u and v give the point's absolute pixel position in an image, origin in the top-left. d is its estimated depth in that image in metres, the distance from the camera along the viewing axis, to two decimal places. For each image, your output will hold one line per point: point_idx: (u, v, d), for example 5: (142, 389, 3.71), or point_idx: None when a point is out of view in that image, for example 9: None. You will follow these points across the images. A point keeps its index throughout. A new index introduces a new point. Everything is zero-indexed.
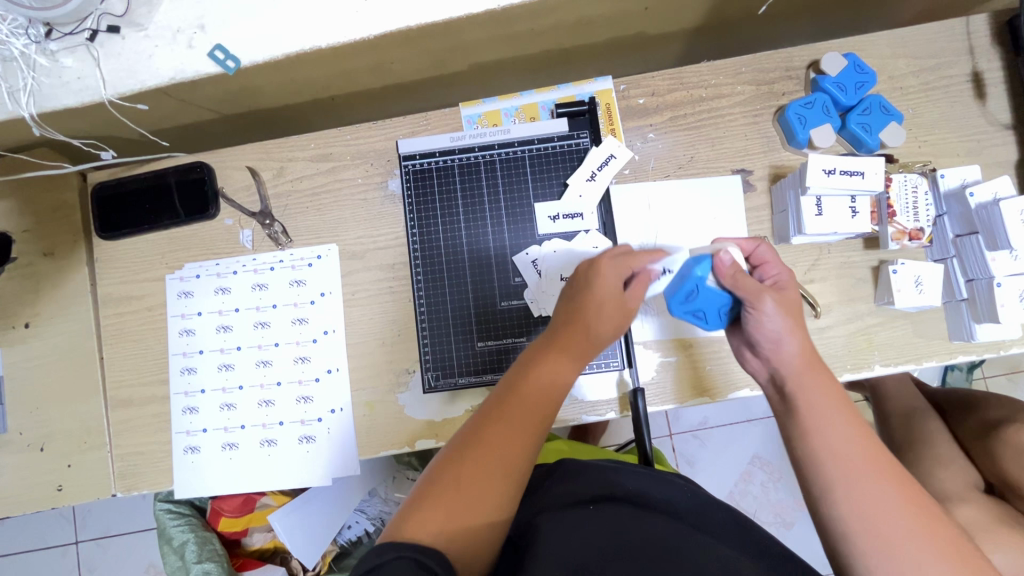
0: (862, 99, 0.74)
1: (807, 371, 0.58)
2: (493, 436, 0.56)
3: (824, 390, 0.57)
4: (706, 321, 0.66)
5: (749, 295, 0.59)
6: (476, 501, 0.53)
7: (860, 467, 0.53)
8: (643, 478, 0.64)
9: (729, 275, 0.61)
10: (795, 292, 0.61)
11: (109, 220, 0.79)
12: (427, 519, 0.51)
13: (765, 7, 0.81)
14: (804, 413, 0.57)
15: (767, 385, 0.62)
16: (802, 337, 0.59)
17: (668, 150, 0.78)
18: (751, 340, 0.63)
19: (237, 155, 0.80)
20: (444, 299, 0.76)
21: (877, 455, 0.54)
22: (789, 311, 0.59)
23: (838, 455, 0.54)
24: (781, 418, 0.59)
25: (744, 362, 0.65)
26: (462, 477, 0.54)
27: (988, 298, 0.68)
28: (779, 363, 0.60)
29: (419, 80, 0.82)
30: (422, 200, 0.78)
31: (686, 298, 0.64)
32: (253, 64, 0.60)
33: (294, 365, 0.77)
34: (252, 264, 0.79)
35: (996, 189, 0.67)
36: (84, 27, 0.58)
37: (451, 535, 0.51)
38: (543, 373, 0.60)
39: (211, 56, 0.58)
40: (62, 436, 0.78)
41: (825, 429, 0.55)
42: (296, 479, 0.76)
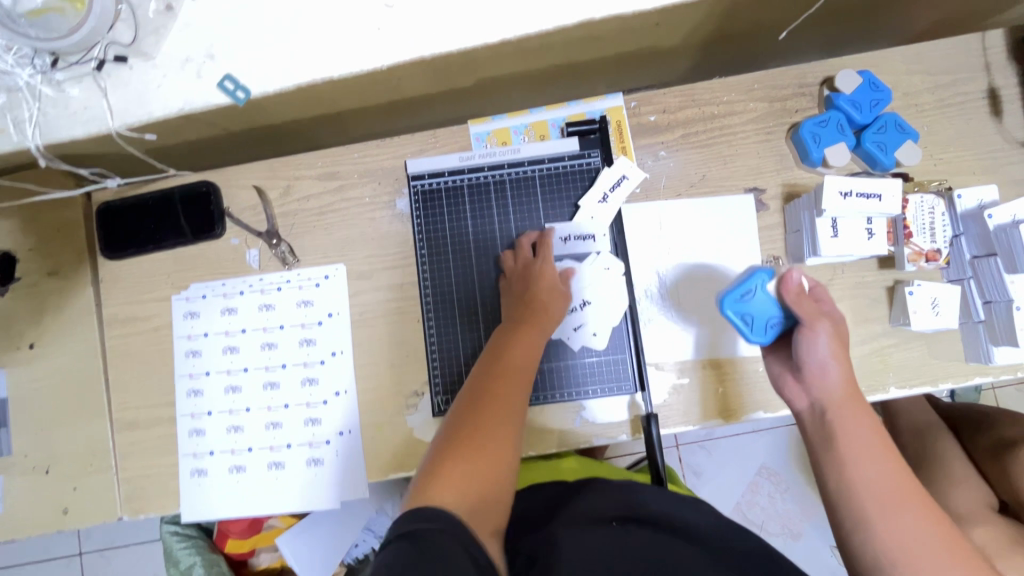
0: (877, 117, 0.73)
1: (848, 399, 0.59)
2: (490, 408, 0.59)
3: (864, 420, 0.58)
4: (751, 329, 0.63)
5: (807, 316, 0.61)
6: (488, 466, 0.55)
7: (896, 499, 0.54)
8: (667, 498, 0.64)
9: (793, 294, 0.62)
10: (843, 326, 0.64)
11: (114, 240, 0.79)
12: (445, 488, 0.52)
13: (786, 33, 0.86)
14: (843, 440, 0.57)
15: (803, 414, 0.62)
16: (847, 369, 0.61)
17: (679, 168, 0.77)
18: (793, 366, 0.64)
19: (243, 174, 0.79)
20: (453, 320, 0.75)
21: (908, 488, 0.55)
22: (839, 341, 0.62)
23: (870, 487, 0.55)
24: (815, 443, 0.60)
25: (781, 390, 0.65)
26: (467, 449, 0.56)
27: (1007, 321, 0.67)
28: (823, 391, 0.60)
29: (426, 96, 0.81)
30: (430, 220, 0.77)
31: (741, 296, 0.63)
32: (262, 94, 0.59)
33: (302, 387, 0.76)
34: (259, 285, 0.78)
35: (1015, 211, 0.66)
36: (90, 56, 0.57)
37: (472, 497, 0.53)
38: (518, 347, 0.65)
39: (220, 86, 0.57)
40: (66, 458, 0.77)
41: (862, 459, 0.56)
42: (304, 502, 0.75)
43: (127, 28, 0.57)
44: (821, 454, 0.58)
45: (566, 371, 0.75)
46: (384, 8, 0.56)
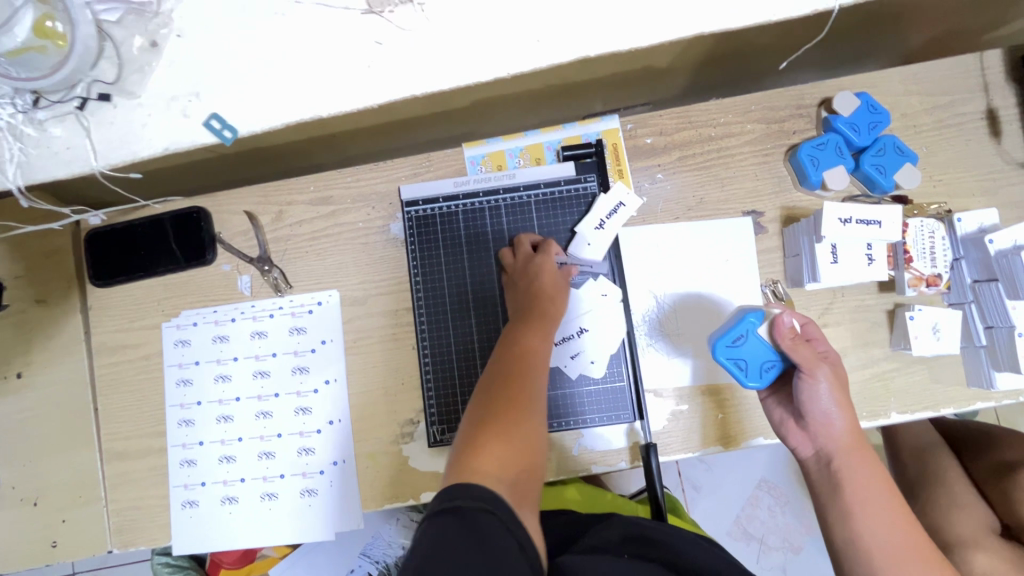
0: (876, 139, 0.72)
1: (854, 449, 0.59)
2: (514, 389, 0.59)
3: (869, 470, 0.59)
4: (745, 374, 0.62)
5: (806, 364, 0.59)
6: (519, 446, 0.55)
7: (905, 557, 0.55)
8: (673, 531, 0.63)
9: (788, 339, 0.61)
10: (841, 367, 0.63)
11: (103, 268, 0.77)
12: (482, 467, 0.52)
13: (786, 63, 0.90)
14: (853, 490, 0.58)
15: (807, 460, 0.62)
16: (850, 415, 0.60)
17: (676, 191, 0.76)
18: (796, 412, 0.63)
19: (234, 199, 0.78)
20: (449, 348, 0.74)
21: (916, 545, 0.56)
22: (839, 387, 0.60)
23: (880, 549, 0.56)
24: (822, 492, 0.60)
25: (783, 434, 0.64)
26: (496, 431, 0.56)
27: (1008, 347, 0.66)
28: (828, 439, 0.60)
29: (420, 117, 0.79)
30: (425, 246, 0.76)
31: (733, 341, 0.62)
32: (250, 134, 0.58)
33: (295, 416, 0.75)
34: (250, 311, 0.77)
35: (1016, 236, 0.66)
36: (74, 94, 0.56)
37: (509, 474, 0.52)
38: (533, 335, 0.66)
39: (207, 125, 0.56)
40: (54, 490, 0.76)
41: (870, 516, 0.57)
42: (297, 534, 0.74)
43: (111, 66, 0.56)
44: (830, 508, 0.59)
45: (563, 399, 0.74)
46: (374, 45, 0.55)
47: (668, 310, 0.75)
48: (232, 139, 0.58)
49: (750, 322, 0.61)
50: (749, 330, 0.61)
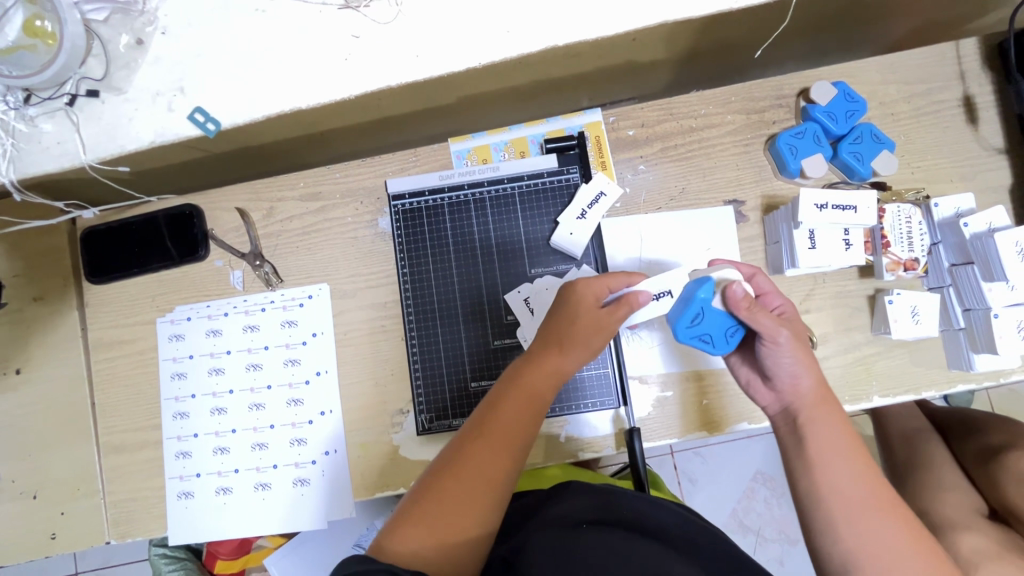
0: (853, 127, 0.74)
1: (819, 405, 0.61)
2: (482, 456, 0.59)
3: (833, 426, 0.60)
4: (712, 345, 0.64)
5: (767, 331, 0.60)
6: (464, 516, 0.56)
7: (864, 506, 0.56)
8: (641, 502, 0.64)
9: (745, 307, 0.60)
10: (800, 323, 0.64)
11: (100, 266, 0.79)
12: (411, 534, 0.55)
13: (760, 52, 0.90)
14: (816, 445, 0.59)
15: (776, 417, 0.64)
16: (816, 372, 0.62)
17: (659, 182, 0.77)
18: (763, 372, 0.65)
19: (226, 197, 0.79)
20: (436, 338, 0.76)
21: (880, 491, 0.57)
22: (803, 347, 0.61)
23: (839, 493, 0.57)
24: (788, 448, 0.62)
25: (751, 392, 0.67)
26: (446, 490, 0.57)
27: (986, 328, 0.67)
28: (794, 397, 0.62)
29: (407, 114, 0.81)
30: (412, 239, 0.77)
31: (692, 321, 0.63)
32: (234, 125, 0.59)
33: (287, 407, 0.77)
34: (243, 306, 0.78)
35: (990, 219, 0.67)
36: (63, 91, 0.58)
37: (435, 547, 0.55)
38: (529, 380, 0.62)
39: (190, 118, 0.58)
40: (53, 483, 0.77)
41: (831, 463, 0.58)
42: (290, 522, 0.75)
43: (99, 63, 0.58)
44: (793, 460, 0.60)
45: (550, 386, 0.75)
46: (352, 38, 0.57)
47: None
48: (216, 132, 0.60)
49: (702, 299, 0.61)
50: (704, 307, 0.62)
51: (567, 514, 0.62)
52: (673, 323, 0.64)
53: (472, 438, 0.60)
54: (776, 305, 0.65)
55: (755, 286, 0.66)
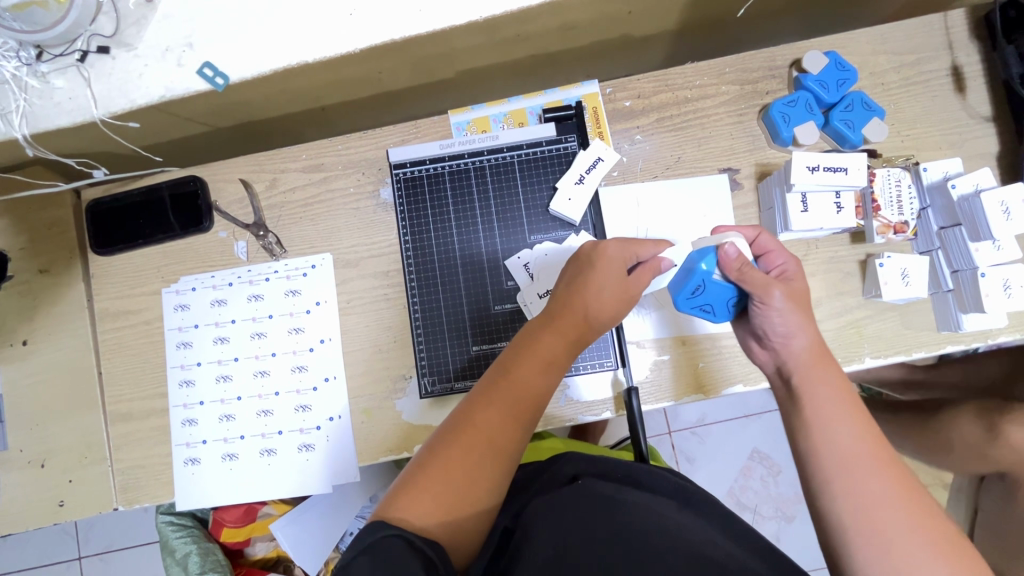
0: (844, 96, 0.75)
1: (814, 365, 0.62)
2: (493, 426, 0.60)
3: (827, 387, 0.61)
4: (714, 314, 0.68)
5: (757, 287, 0.62)
6: (474, 483, 0.58)
7: (864, 465, 0.57)
8: (635, 469, 0.66)
9: (735, 268, 0.64)
10: (801, 281, 0.65)
11: (104, 237, 0.80)
12: (420, 499, 0.56)
13: (743, 11, 0.84)
14: (811, 403, 0.61)
15: (771, 376, 0.66)
16: (813, 333, 0.63)
17: (655, 151, 0.79)
18: (757, 332, 0.67)
19: (229, 168, 0.80)
20: (438, 304, 0.77)
21: (877, 454, 0.58)
22: (797, 305, 0.63)
23: (839, 452, 0.58)
24: (785, 407, 0.64)
25: (750, 352, 0.69)
26: (457, 458, 0.58)
27: (973, 288, 0.69)
28: (786, 355, 0.63)
29: (408, 88, 0.82)
30: (413, 208, 0.79)
31: (693, 292, 0.66)
32: (241, 81, 0.61)
33: (292, 374, 0.78)
34: (247, 275, 0.79)
35: (978, 181, 0.69)
36: (74, 47, 0.59)
37: (445, 510, 0.56)
38: (541, 349, 0.63)
39: (200, 73, 0.59)
40: (61, 451, 0.78)
41: (831, 426, 0.59)
42: (296, 488, 0.76)
43: (110, 21, 0.59)
44: (791, 420, 0.62)
45: None
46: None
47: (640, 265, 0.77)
48: (224, 88, 0.61)
49: (703, 271, 0.64)
50: (704, 279, 0.65)
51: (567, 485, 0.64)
52: (675, 296, 0.68)
53: (483, 406, 0.61)
54: (779, 264, 0.66)
55: (760, 247, 0.67)
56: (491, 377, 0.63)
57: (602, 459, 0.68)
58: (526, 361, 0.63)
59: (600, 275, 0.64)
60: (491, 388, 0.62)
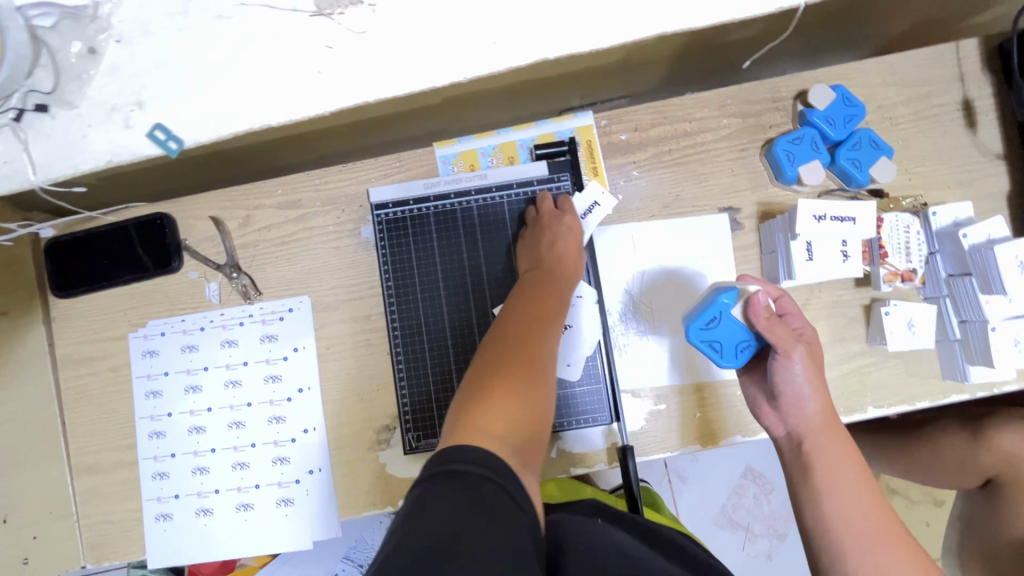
0: (851, 133, 0.72)
1: (824, 432, 0.62)
2: (534, 347, 0.60)
3: (838, 452, 0.61)
4: (721, 355, 0.64)
5: (780, 342, 0.61)
6: (531, 407, 0.55)
7: (871, 540, 0.57)
8: (635, 524, 0.65)
9: (763, 318, 0.62)
10: (817, 345, 0.64)
11: (67, 279, 0.75)
12: (494, 419, 0.52)
13: (749, 61, 0.91)
14: (820, 469, 0.60)
15: (780, 439, 0.65)
16: (823, 397, 0.62)
17: (652, 189, 0.75)
18: (771, 392, 0.65)
19: (199, 204, 0.75)
20: (423, 352, 0.73)
21: (885, 525, 0.57)
22: (814, 368, 0.62)
23: (846, 522, 0.58)
24: (794, 472, 0.62)
25: (757, 412, 0.67)
26: (513, 378, 0.56)
27: (982, 341, 0.66)
28: (798, 421, 0.62)
29: (390, 115, 0.77)
30: (396, 250, 0.74)
31: (706, 324, 0.63)
32: (198, 143, 0.56)
33: (268, 425, 0.74)
34: (219, 320, 0.75)
35: (990, 230, 0.65)
36: (9, 105, 0.54)
37: (514, 437, 0.52)
38: (555, 284, 0.67)
39: (151, 136, 0.54)
40: (24, 506, 0.74)
41: (836, 495, 0.59)
42: (275, 544, 0.73)
43: (47, 75, 0.54)
44: (799, 486, 0.61)
45: None
46: (326, 50, 0.53)
47: (638, 292, 0.75)
48: (180, 151, 0.56)
49: (723, 304, 0.63)
50: (722, 312, 0.63)
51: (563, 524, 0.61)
52: (687, 325, 0.64)
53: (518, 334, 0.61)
54: (796, 326, 0.65)
55: (780, 308, 0.65)
56: (519, 308, 0.64)
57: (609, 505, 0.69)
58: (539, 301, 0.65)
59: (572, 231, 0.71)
60: (515, 325, 0.62)
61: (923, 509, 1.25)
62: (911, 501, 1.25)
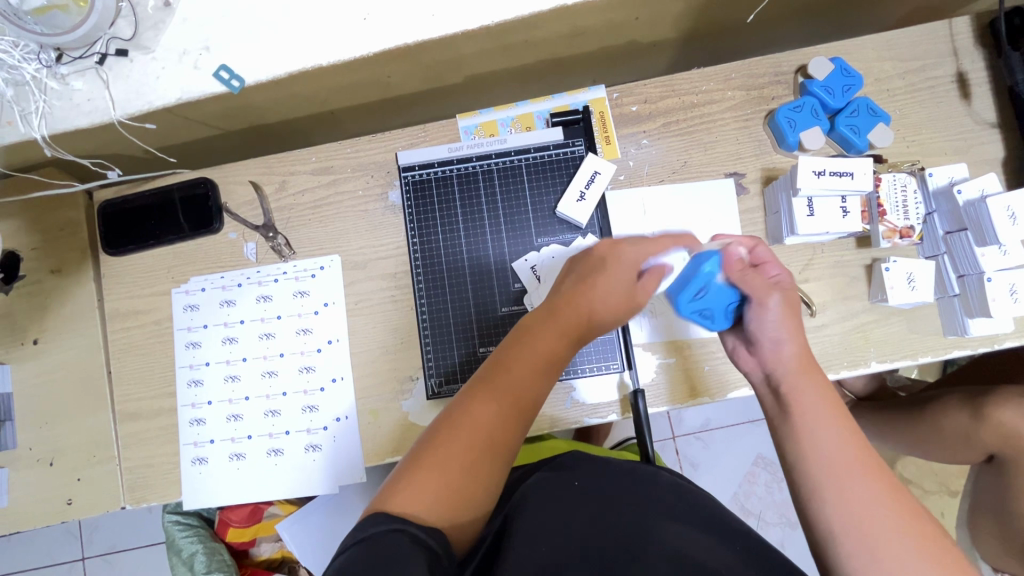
0: (850, 101, 0.76)
1: (800, 374, 0.62)
2: (488, 415, 0.60)
3: (813, 393, 0.60)
4: (713, 320, 0.67)
5: (756, 293, 0.63)
6: (465, 480, 0.57)
7: (850, 469, 0.55)
8: (632, 474, 0.68)
9: (736, 270, 0.65)
10: (797, 291, 0.65)
11: (116, 238, 0.81)
12: (418, 492, 0.55)
13: (754, 15, 0.84)
14: (799, 409, 0.60)
15: (758, 383, 0.66)
16: (798, 339, 0.63)
17: (661, 156, 0.80)
18: (746, 339, 0.67)
19: (239, 170, 0.81)
20: (445, 305, 0.78)
21: (866, 458, 0.56)
22: (790, 312, 0.63)
23: (820, 457, 0.57)
24: (772, 414, 0.62)
25: (737, 359, 0.69)
26: (454, 450, 0.58)
27: (979, 293, 0.69)
28: (774, 362, 0.63)
29: (417, 93, 0.83)
30: (421, 209, 0.80)
31: (694, 295, 0.65)
32: (256, 83, 0.63)
33: (299, 375, 0.78)
34: (256, 277, 0.80)
35: (983, 187, 0.69)
36: (93, 51, 0.62)
37: (439, 510, 0.55)
38: (540, 344, 0.63)
39: (216, 75, 0.61)
40: (70, 450, 0.79)
41: (815, 427, 0.58)
42: (303, 487, 0.77)
43: (128, 24, 0.62)
44: (777, 426, 0.61)
45: None
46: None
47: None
48: (240, 90, 0.63)
49: (707, 273, 0.64)
50: (707, 282, 0.64)
51: (551, 491, 0.64)
52: (675, 298, 0.67)
53: (482, 398, 0.61)
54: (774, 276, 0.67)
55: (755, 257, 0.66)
56: (495, 370, 0.63)
57: (607, 463, 0.71)
58: (524, 355, 0.63)
59: (605, 279, 0.65)
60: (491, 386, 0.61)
61: (938, 493, 1.25)
62: (925, 490, 1.25)
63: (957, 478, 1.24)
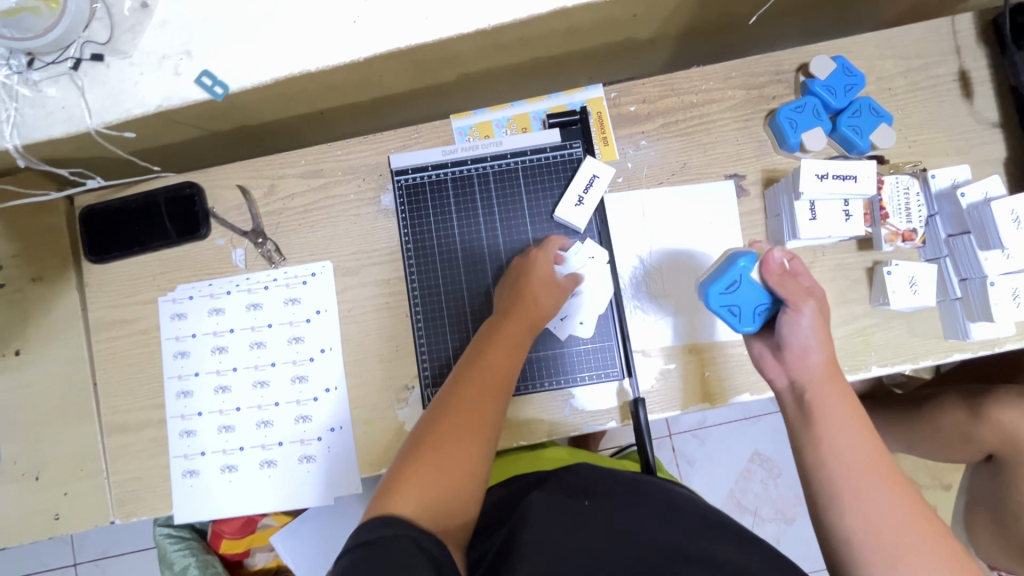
0: (852, 101, 0.74)
1: (827, 381, 0.60)
2: (460, 414, 0.61)
3: (840, 402, 0.59)
4: (740, 320, 0.63)
5: (792, 297, 0.61)
6: (444, 479, 0.57)
7: (868, 478, 0.55)
8: (643, 483, 0.68)
9: (775, 273, 0.62)
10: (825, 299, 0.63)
11: (99, 244, 0.78)
12: (405, 497, 0.55)
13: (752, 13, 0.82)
14: (824, 417, 0.58)
15: (783, 393, 0.63)
16: (828, 349, 0.61)
17: (660, 157, 0.78)
18: (776, 344, 0.64)
19: (226, 174, 0.79)
20: (440, 311, 0.76)
21: (884, 468, 0.56)
22: (822, 322, 0.61)
23: (843, 468, 0.56)
24: (796, 424, 0.60)
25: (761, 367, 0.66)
26: (432, 452, 0.58)
27: (982, 297, 0.68)
28: (803, 370, 0.61)
29: (408, 92, 0.80)
30: (416, 214, 0.78)
31: (727, 288, 0.63)
32: (241, 90, 0.60)
33: (292, 384, 0.77)
34: (245, 284, 0.78)
35: (987, 189, 0.68)
36: (66, 55, 0.59)
37: (427, 511, 0.55)
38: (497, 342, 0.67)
39: (198, 82, 0.59)
40: (56, 464, 0.76)
41: (833, 434, 0.57)
42: (297, 499, 0.75)
43: (103, 27, 0.59)
44: (801, 436, 0.59)
45: (557, 359, 0.76)
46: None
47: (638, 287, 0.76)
48: (223, 96, 0.61)
49: (742, 267, 0.62)
50: (741, 276, 0.62)
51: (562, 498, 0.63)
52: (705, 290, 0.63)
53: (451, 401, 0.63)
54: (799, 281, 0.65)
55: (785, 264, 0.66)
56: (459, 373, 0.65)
57: (615, 472, 0.70)
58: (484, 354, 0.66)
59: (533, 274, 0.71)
60: (458, 386, 0.64)
61: (931, 487, 1.26)
62: (919, 485, 1.26)
63: (951, 473, 1.25)
